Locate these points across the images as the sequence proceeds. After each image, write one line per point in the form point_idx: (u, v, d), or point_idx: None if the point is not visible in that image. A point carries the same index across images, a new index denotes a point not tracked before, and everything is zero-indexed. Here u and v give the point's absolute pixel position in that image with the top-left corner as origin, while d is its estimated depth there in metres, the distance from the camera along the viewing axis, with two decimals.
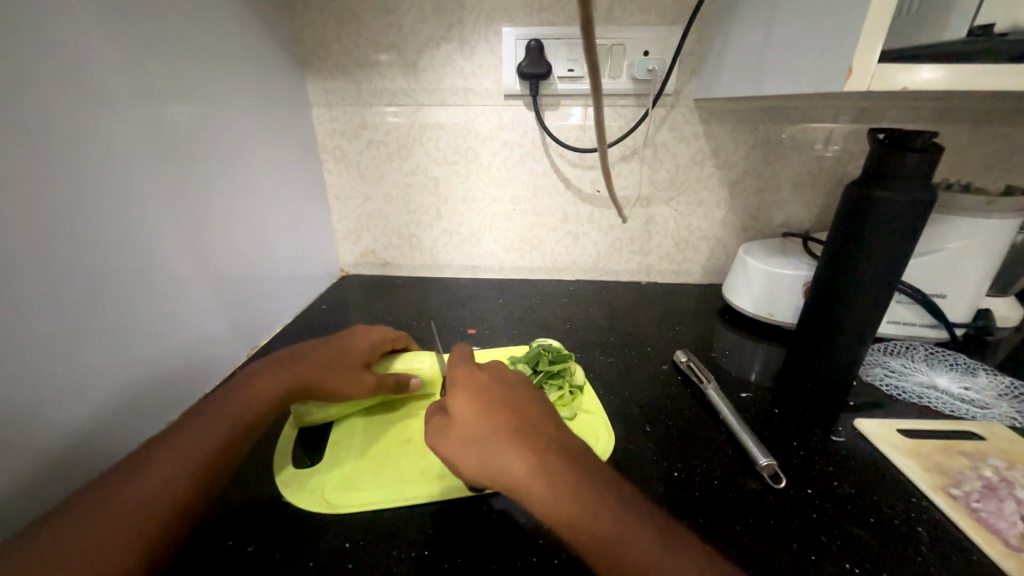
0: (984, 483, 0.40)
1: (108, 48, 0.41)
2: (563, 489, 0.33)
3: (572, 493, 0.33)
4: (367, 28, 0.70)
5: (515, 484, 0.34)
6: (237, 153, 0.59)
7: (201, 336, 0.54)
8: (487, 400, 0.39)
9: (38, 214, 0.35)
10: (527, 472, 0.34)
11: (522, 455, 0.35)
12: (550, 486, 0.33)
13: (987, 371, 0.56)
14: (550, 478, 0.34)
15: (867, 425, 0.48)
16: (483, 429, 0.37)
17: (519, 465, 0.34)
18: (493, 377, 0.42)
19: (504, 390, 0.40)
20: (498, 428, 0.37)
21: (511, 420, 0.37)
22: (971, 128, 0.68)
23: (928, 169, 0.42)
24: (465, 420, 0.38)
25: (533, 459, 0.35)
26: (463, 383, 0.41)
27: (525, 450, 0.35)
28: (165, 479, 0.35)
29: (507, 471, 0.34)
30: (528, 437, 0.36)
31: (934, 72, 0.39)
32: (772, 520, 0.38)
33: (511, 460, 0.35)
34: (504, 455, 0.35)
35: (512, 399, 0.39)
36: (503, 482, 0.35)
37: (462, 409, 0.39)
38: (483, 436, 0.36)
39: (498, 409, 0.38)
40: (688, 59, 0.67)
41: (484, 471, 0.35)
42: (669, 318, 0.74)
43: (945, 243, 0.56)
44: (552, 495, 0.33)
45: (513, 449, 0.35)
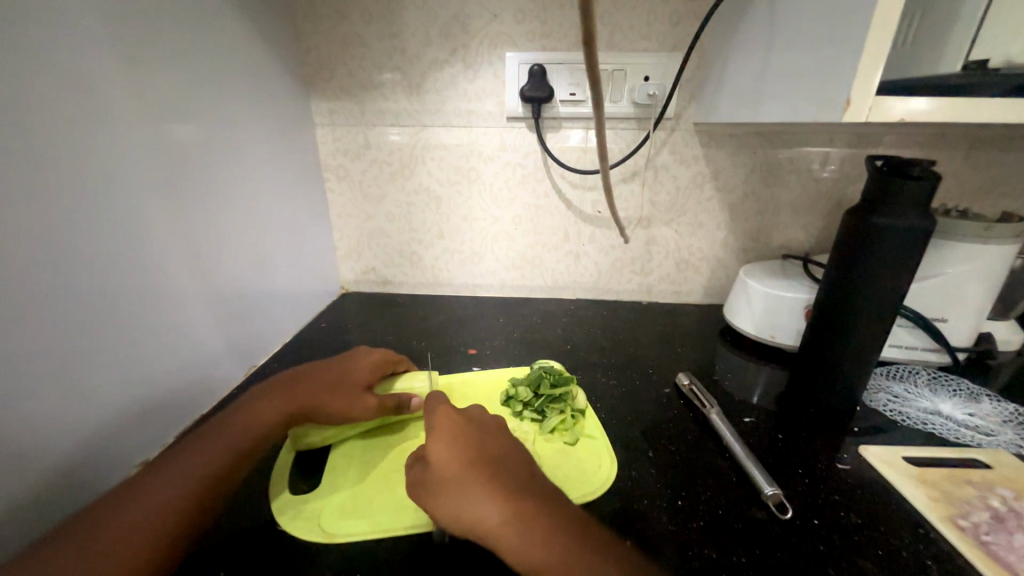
0: (992, 514, 0.40)
1: (116, 71, 0.42)
2: (539, 535, 0.34)
3: (548, 539, 0.34)
4: (372, 52, 0.71)
5: (491, 532, 0.35)
6: (240, 173, 0.59)
7: (200, 356, 0.54)
8: (463, 447, 0.40)
9: (40, 235, 0.36)
10: (503, 519, 0.35)
11: (498, 503, 0.35)
12: (525, 534, 0.34)
13: (990, 397, 0.56)
14: (525, 525, 0.34)
15: (871, 452, 0.48)
16: (460, 476, 0.37)
17: (495, 513, 0.35)
18: (470, 423, 0.43)
19: (479, 438, 0.41)
20: (474, 475, 0.37)
21: (487, 466, 0.38)
22: (966, 153, 0.69)
23: (928, 196, 0.42)
24: (442, 466, 0.39)
25: (508, 505, 0.35)
26: (441, 429, 0.42)
27: (500, 497, 0.36)
28: (158, 507, 0.34)
29: (483, 519, 0.35)
30: (504, 483, 0.37)
31: (929, 103, 0.40)
32: (778, 552, 0.37)
33: (486, 508, 0.35)
34: (479, 501, 0.36)
35: (487, 446, 0.41)
36: (479, 531, 0.35)
37: (439, 456, 0.39)
38: (460, 483, 0.37)
39: (473, 455, 0.39)
40: (687, 84, 0.68)
41: (460, 520, 0.36)
42: (671, 339, 0.74)
43: (945, 268, 0.56)
44: (527, 542, 0.33)
45: (489, 495, 0.36)
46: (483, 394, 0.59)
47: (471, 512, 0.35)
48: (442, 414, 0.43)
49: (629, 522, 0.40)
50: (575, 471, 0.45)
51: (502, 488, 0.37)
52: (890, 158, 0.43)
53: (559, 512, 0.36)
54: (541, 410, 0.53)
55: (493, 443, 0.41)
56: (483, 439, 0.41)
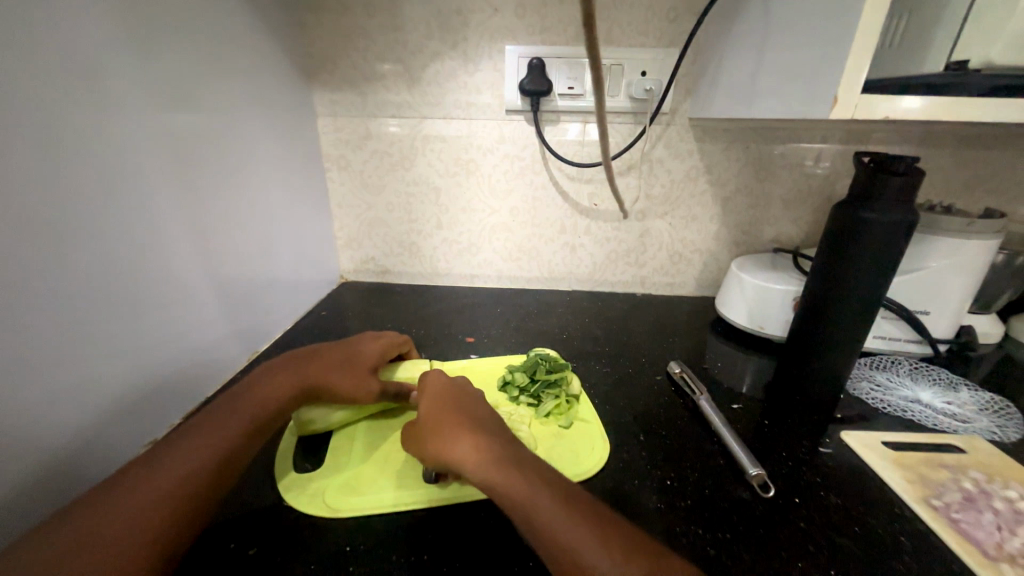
0: (964, 494, 0.42)
1: (126, 56, 0.42)
2: (499, 465, 0.37)
3: (507, 466, 0.37)
4: (373, 42, 0.71)
5: (459, 462, 0.39)
6: (242, 160, 0.60)
7: (203, 340, 0.55)
8: (447, 403, 0.45)
9: (56, 218, 0.37)
10: (469, 450, 0.39)
11: (467, 439, 0.40)
12: (487, 462, 0.38)
13: (969, 387, 0.58)
14: (489, 455, 0.38)
15: (853, 437, 0.50)
16: (440, 421, 0.42)
17: (464, 445, 0.39)
18: (456, 390, 0.47)
19: (462, 397, 0.46)
20: (451, 420, 0.42)
21: (464, 415, 0.43)
22: (953, 152, 0.71)
23: (912, 192, 0.44)
24: (426, 415, 0.44)
25: (476, 441, 0.40)
26: (430, 390, 0.47)
27: (471, 435, 0.40)
28: (169, 487, 0.35)
29: (453, 451, 0.39)
30: (476, 427, 0.41)
31: (913, 102, 0.41)
32: (762, 529, 0.39)
33: (456, 442, 0.40)
34: (448, 435, 0.40)
35: (468, 404, 0.45)
36: (450, 462, 0.39)
37: (424, 408, 0.44)
38: (438, 425, 0.42)
39: (454, 408, 0.44)
40: (684, 80, 0.69)
41: (436, 454, 0.40)
42: (664, 330, 0.76)
43: (928, 261, 0.58)
44: (489, 468, 0.37)
45: (461, 433, 0.40)
46: (480, 380, 0.60)
47: (445, 446, 0.40)
48: (434, 380, 0.49)
49: (620, 501, 0.42)
50: (569, 453, 0.47)
51: (474, 430, 0.41)
52: (877, 155, 0.45)
53: (515, 451, 0.39)
54: (537, 395, 0.54)
55: (474, 404, 0.46)
56: (465, 397, 0.46)
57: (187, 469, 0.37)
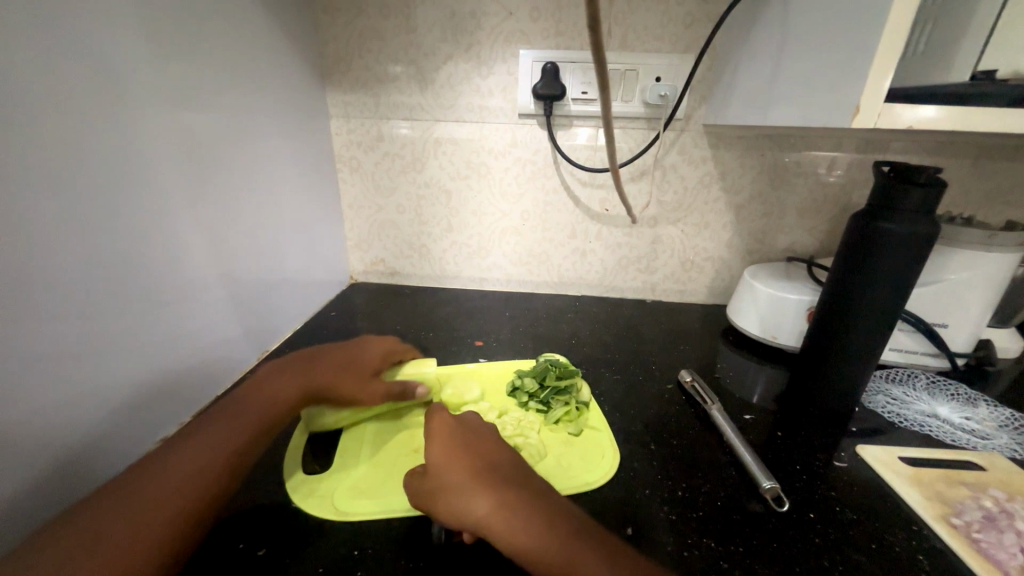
0: (984, 513, 0.41)
1: (140, 55, 0.43)
2: (531, 526, 0.34)
3: (541, 529, 0.34)
4: (387, 45, 0.72)
5: (487, 524, 0.35)
6: (254, 161, 0.60)
7: (213, 339, 0.55)
8: (459, 448, 0.41)
9: (69, 216, 0.37)
10: (496, 510, 0.35)
11: (492, 496, 0.36)
12: (518, 523, 0.35)
13: (988, 402, 0.57)
14: (518, 515, 0.35)
15: (869, 452, 0.49)
16: (456, 472, 0.39)
17: (489, 503, 0.36)
18: (464, 434, 0.44)
19: (474, 441, 0.43)
20: (469, 471, 0.39)
21: (481, 462, 0.40)
22: (973, 162, 0.70)
23: (933, 204, 0.43)
24: (438, 465, 0.40)
25: (501, 497, 0.36)
26: (437, 433, 0.43)
27: (494, 491, 0.37)
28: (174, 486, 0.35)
29: (478, 512, 0.36)
30: (497, 478, 0.38)
31: (937, 111, 0.40)
32: (775, 543, 0.38)
33: (480, 501, 0.36)
34: (469, 499, 0.36)
35: (481, 451, 0.42)
36: (475, 525, 0.36)
37: (434, 457, 0.41)
38: (454, 479, 0.38)
39: (467, 460, 0.40)
40: (698, 86, 0.69)
41: (457, 514, 0.36)
42: (675, 337, 0.75)
43: (947, 273, 0.57)
44: (520, 532, 0.34)
45: (483, 489, 0.37)
46: (489, 384, 0.60)
47: (467, 506, 0.36)
48: (438, 420, 0.45)
49: (630, 511, 0.41)
50: (579, 460, 0.47)
51: (495, 483, 0.38)
52: (897, 165, 0.45)
53: (547, 509, 0.36)
54: (547, 401, 0.54)
55: (489, 446, 0.42)
56: (476, 442, 0.43)
57: (193, 469, 0.37)
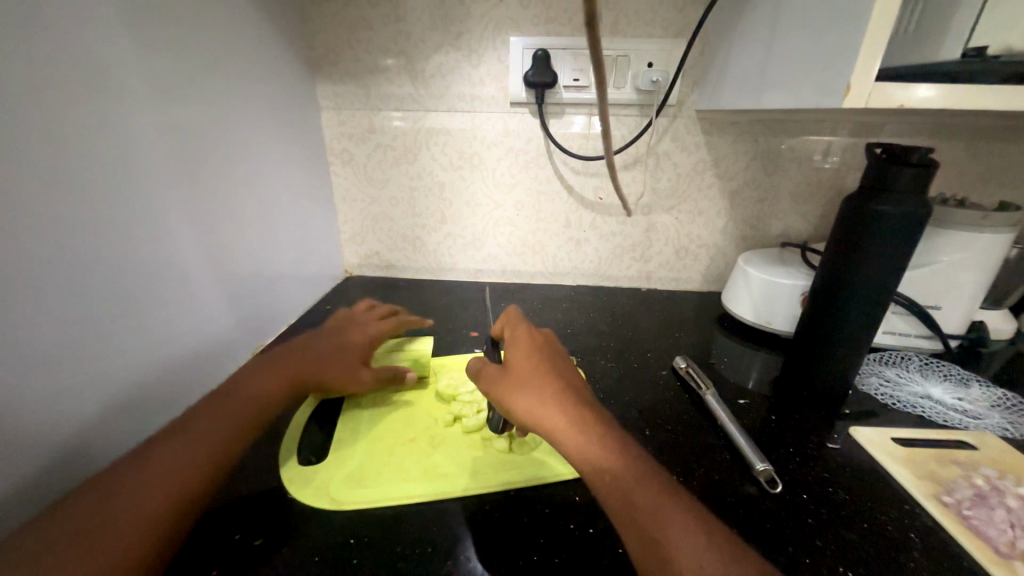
0: (976, 491, 0.41)
1: (128, 47, 0.42)
2: (591, 434, 0.38)
3: (600, 439, 0.38)
4: (376, 35, 0.71)
5: (551, 423, 0.39)
6: (245, 154, 0.60)
7: (208, 334, 0.55)
8: (542, 362, 0.46)
9: (58, 212, 0.37)
10: (563, 415, 0.39)
11: (563, 404, 0.40)
12: (580, 429, 0.38)
13: (980, 383, 0.57)
14: (582, 423, 0.39)
15: (862, 433, 0.49)
16: (536, 378, 0.43)
17: (560, 408, 0.40)
18: (544, 349, 0.48)
19: (555, 361, 0.47)
20: (550, 381, 0.43)
21: (561, 379, 0.44)
22: (966, 144, 0.69)
23: (925, 185, 0.43)
24: (521, 369, 0.44)
25: (570, 406, 0.40)
26: (524, 347, 0.48)
27: (566, 401, 0.41)
28: (170, 474, 0.35)
29: (546, 411, 0.40)
30: (571, 393, 0.42)
31: (930, 90, 0.40)
32: (768, 524, 0.39)
33: (552, 404, 0.40)
34: (538, 394, 0.41)
35: (557, 366, 0.46)
36: (541, 420, 0.40)
37: (518, 364, 0.45)
38: (534, 382, 0.43)
39: (544, 368, 0.45)
40: (691, 71, 0.68)
41: (526, 410, 0.41)
42: (670, 325, 0.75)
43: (941, 255, 0.57)
44: (582, 436, 0.38)
45: (558, 396, 0.41)
46: None
47: (538, 405, 0.41)
48: (523, 335, 0.50)
49: None
50: None
51: (568, 396, 0.42)
52: (889, 145, 0.44)
53: (604, 422, 0.40)
54: None
55: (567, 370, 0.46)
56: (552, 358, 0.47)
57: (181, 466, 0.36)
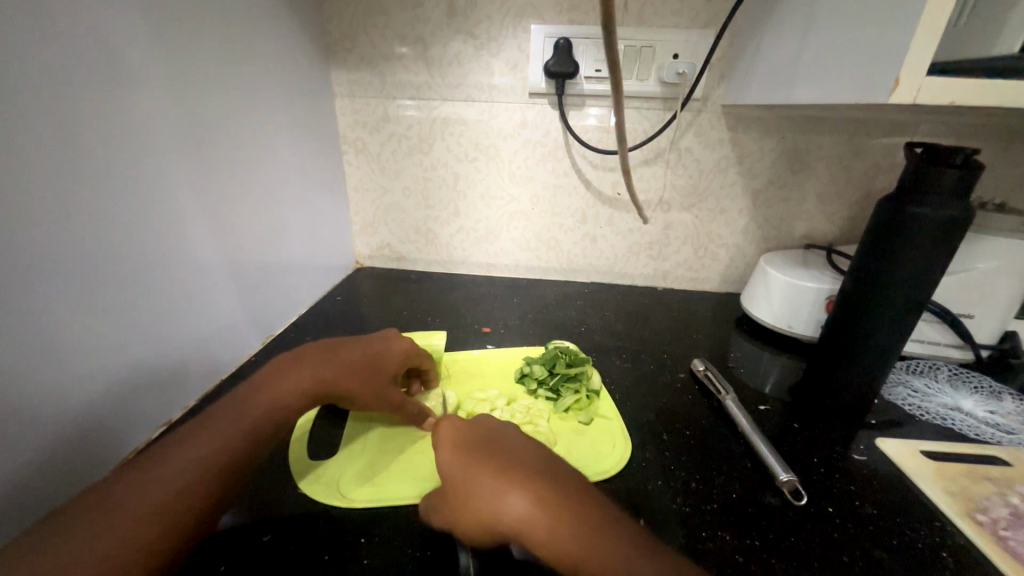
0: (1012, 510, 0.40)
1: (138, 24, 0.41)
2: (568, 527, 0.31)
3: (575, 523, 0.31)
4: (393, 21, 0.69)
5: (519, 527, 0.32)
6: (257, 141, 0.59)
7: (217, 324, 0.54)
8: (482, 450, 0.37)
9: (65, 196, 0.36)
10: (528, 508, 0.32)
11: (521, 494, 0.33)
12: (553, 526, 0.31)
13: (1013, 396, 0.55)
14: (552, 510, 0.32)
15: (888, 445, 0.47)
16: (476, 474, 0.35)
17: (520, 501, 0.32)
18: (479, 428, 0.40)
19: (488, 435, 0.39)
20: (491, 471, 0.35)
21: (502, 459, 0.36)
22: (1005, 145, 0.66)
23: (968, 188, 0.41)
24: (461, 470, 0.36)
25: (532, 496, 0.32)
26: (454, 435, 0.39)
27: (528, 491, 0.33)
28: (195, 468, 0.34)
29: (507, 514, 0.32)
30: (520, 471, 0.34)
31: (983, 86, 0.37)
32: (792, 537, 0.37)
33: (511, 502, 0.32)
34: (491, 501, 0.33)
35: (502, 444, 0.38)
36: (508, 529, 0.32)
37: (451, 464, 0.37)
38: (476, 482, 0.34)
39: (486, 456, 0.36)
40: (718, 64, 0.66)
41: (487, 526, 0.33)
42: (686, 326, 0.73)
43: (977, 263, 0.55)
44: (559, 530, 0.31)
45: (509, 485, 0.33)
46: (496, 371, 0.59)
47: (494, 509, 0.33)
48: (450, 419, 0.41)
49: (641, 503, 0.40)
50: (591, 450, 0.46)
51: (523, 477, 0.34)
52: (930, 145, 0.42)
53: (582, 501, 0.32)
54: (556, 388, 0.54)
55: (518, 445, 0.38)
56: (494, 436, 0.39)
57: (203, 465, 0.34)
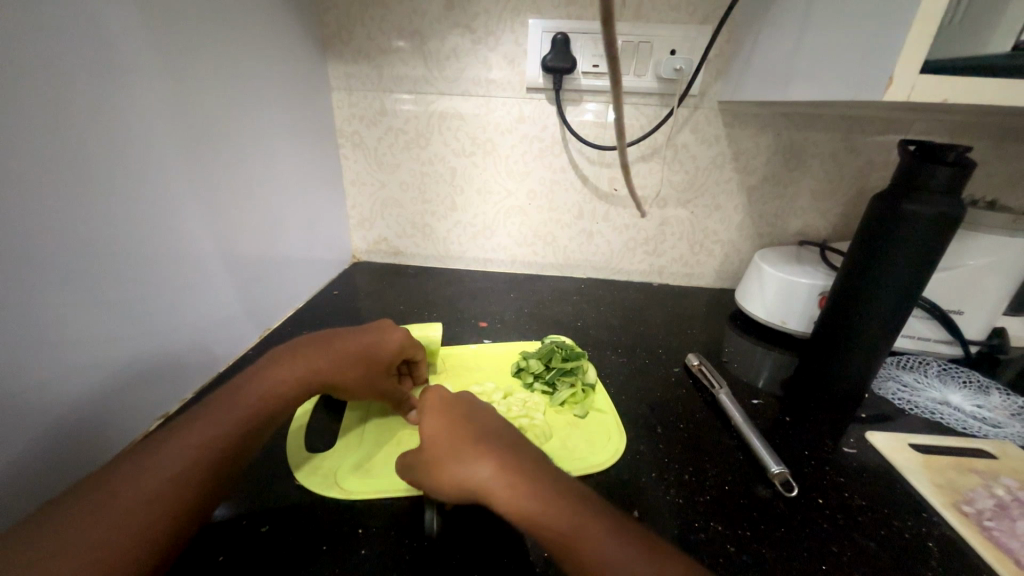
0: (997, 502, 0.41)
1: (136, 14, 0.41)
2: (525, 486, 0.33)
3: (532, 486, 0.33)
4: (390, 14, 0.69)
5: (483, 491, 0.33)
6: (254, 133, 0.58)
7: (214, 316, 0.54)
8: (455, 420, 0.39)
9: (61, 189, 0.35)
10: (493, 474, 0.33)
11: (490, 459, 0.34)
12: (512, 487, 0.33)
13: (1001, 390, 0.56)
14: (513, 478, 0.33)
15: (878, 438, 0.48)
16: (451, 442, 0.37)
17: (485, 466, 0.34)
18: (457, 399, 0.42)
19: (471, 408, 0.41)
20: (467, 439, 0.37)
21: (479, 430, 0.38)
22: (997, 143, 0.67)
23: (960, 185, 0.41)
24: (434, 436, 0.38)
25: (496, 459, 0.34)
26: (431, 404, 0.41)
27: (493, 456, 0.35)
28: (192, 459, 0.34)
29: (471, 476, 0.34)
30: (491, 442, 0.36)
31: (976, 84, 0.37)
32: (783, 528, 0.38)
33: (476, 465, 0.34)
34: (458, 463, 0.35)
35: (476, 416, 0.40)
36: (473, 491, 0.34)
37: (431, 430, 0.39)
38: (449, 447, 0.36)
39: (458, 426, 0.38)
40: (715, 60, 0.66)
41: (453, 483, 0.34)
42: (681, 321, 0.74)
43: (967, 259, 0.55)
44: (517, 495, 0.32)
45: (478, 452, 0.35)
46: (493, 365, 0.60)
47: (461, 473, 0.34)
48: (432, 390, 0.43)
49: (636, 494, 0.41)
50: (585, 442, 0.46)
51: (489, 444, 0.36)
52: (924, 142, 0.43)
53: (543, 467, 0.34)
54: (552, 382, 0.54)
55: (491, 417, 0.40)
56: (470, 408, 0.40)
57: (198, 456, 0.34)
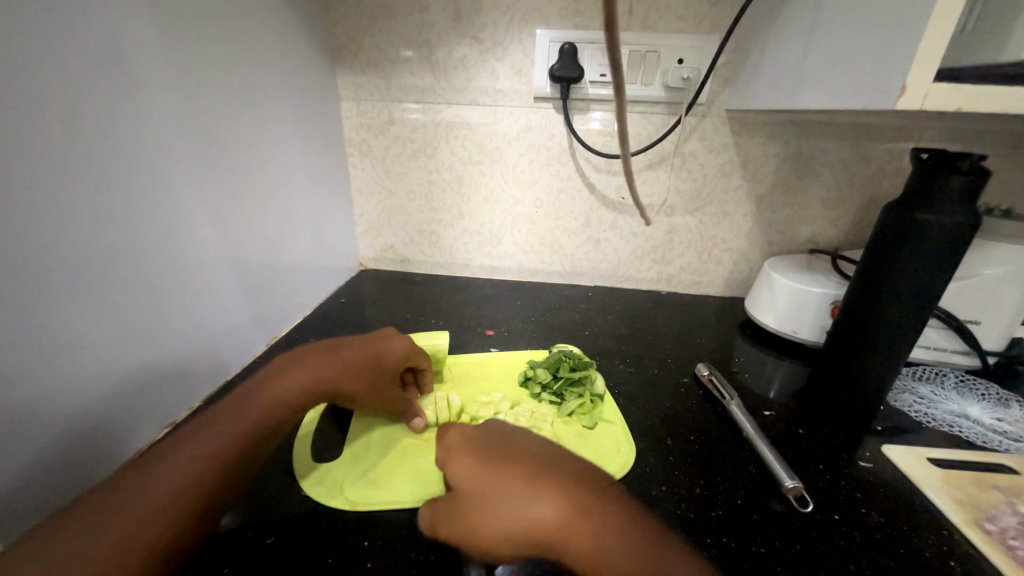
0: (1020, 520, 0.39)
1: (148, 27, 0.41)
2: (594, 523, 0.31)
3: (601, 523, 0.31)
4: (399, 25, 0.70)
5: (551, 535, 0.31)
6: (263, 142, 0.59)
7: (222, 324, 0.54)
8: (495, 457, 0.36)
9: (71, 197, 0.36)
10: (558, 514, 0.31)
11: (550, 499, 0.32)
12: (582, 527, 0.31)
13: (1021, 403, 0.55)
14: (583, 516, 0.31)
15: (895, 452, 0.47)
16: (501, 483, 0.34)
17: (546, 507, 0.32)
18: (487, 434, 0.39)
19: (505, 442, 0.38)
20: (514, 477, 0.34)
21: (523, 466, 0.35)
22: (1012, 151, 0.66)
23: (974, 194, 0.41)
24: (477, 480, 0.35)
25: (555, 497, 0.32)
26: (461, 443, 0.38)
27: (552, 494, 0.32)
28: (195, 468, 0.34)
29: (534, 520, 0.32)
30: (542, 476, 0.34)
31: (991, 92, 0.37)
32: (798, 545, 0.37)
33: (537, 507, 0.32)
34: (517, 507, 0.32)
35: (514, 448, 0.37)
36: (536, 535, 0.31)
37: (470, 473, 0.36)
38: (499, 493, 0.33)
39: (500, 464, 0.35)
40: (722, 69, 0.66)
41: (514, 531, 0.32)
42: (690, 330, 0.73)
43: (983, 268, 0.54)
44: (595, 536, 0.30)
45: (536, 492, 0.33)
46: (500, 375, 0.59)
47: (523, 517, 0.32)
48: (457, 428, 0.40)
49: (646, 508, 0.40)
50: (593, 453, 0.46)
51: (542, 480, 0.33)
52: (937, 151, 0.42)
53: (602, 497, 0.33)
54: (560, 392, 0.54)
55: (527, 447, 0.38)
56: (503, 442, 0.38)
57: (202, 464, 0.34)
